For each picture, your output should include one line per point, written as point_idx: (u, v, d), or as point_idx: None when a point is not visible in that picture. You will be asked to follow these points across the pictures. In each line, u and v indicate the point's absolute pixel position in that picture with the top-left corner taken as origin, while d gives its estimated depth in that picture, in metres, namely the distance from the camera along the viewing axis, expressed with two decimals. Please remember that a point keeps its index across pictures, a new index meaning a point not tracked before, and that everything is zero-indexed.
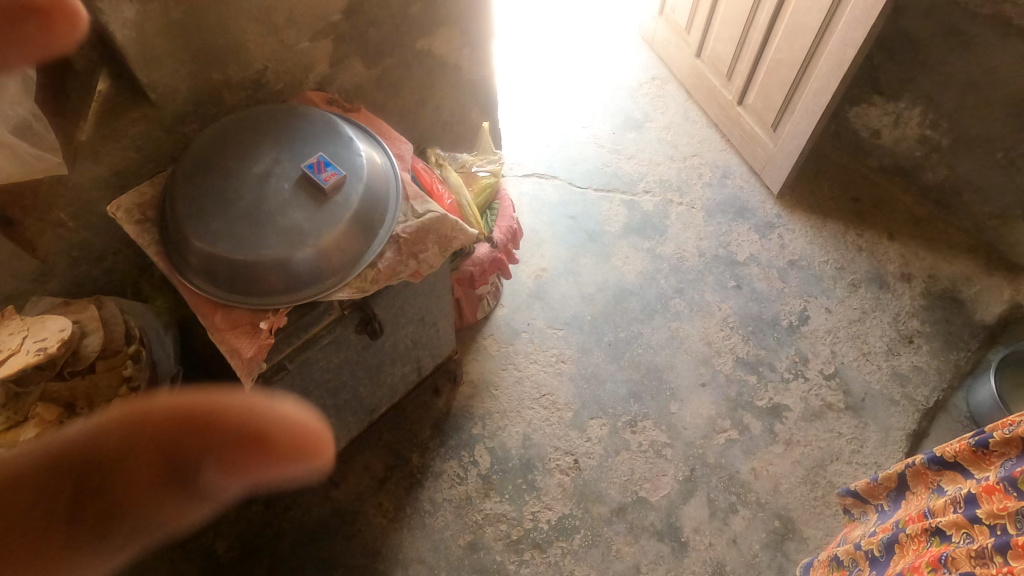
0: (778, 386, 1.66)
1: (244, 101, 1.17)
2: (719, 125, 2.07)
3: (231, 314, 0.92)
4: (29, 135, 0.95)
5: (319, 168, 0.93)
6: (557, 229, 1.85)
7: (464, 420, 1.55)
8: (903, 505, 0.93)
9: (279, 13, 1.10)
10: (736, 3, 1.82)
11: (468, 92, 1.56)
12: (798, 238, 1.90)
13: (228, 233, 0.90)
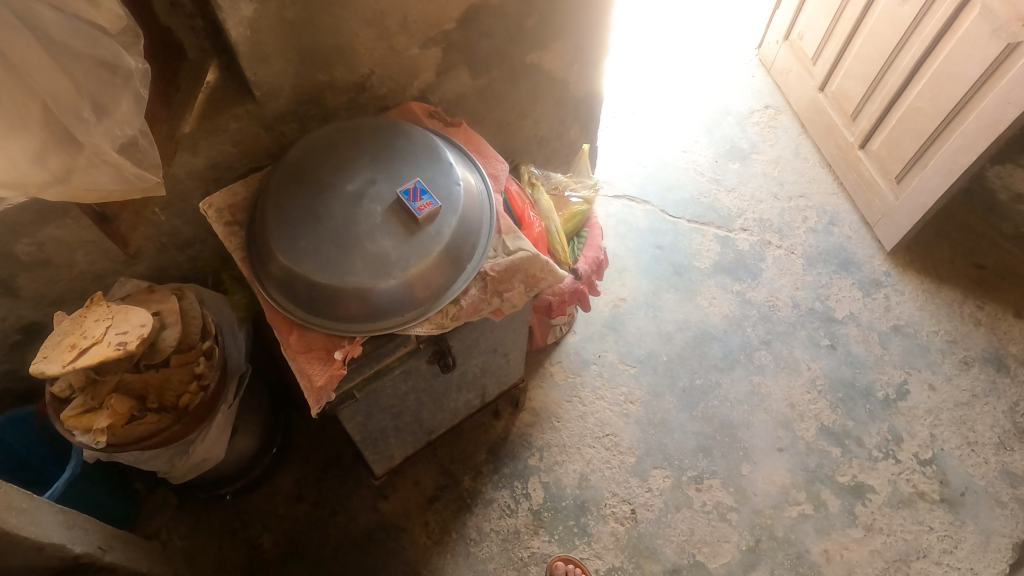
0: (865, 463, 1.52)
1: (344, 104, 1.13)
2: (833, 165, 1.94)
3: (304, 339, 0.88)
4: (132, 153, 0.83)
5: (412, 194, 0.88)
6: (642, 256, 1.75)
7: (521, 448, 1.49)
8: None
9: (393, 18, 1.05)
10: (875, 41, 1.70)
11: (570, 109, 1.48)
12: (906, 302, 1.74)
13: (314, 253, 0.86)
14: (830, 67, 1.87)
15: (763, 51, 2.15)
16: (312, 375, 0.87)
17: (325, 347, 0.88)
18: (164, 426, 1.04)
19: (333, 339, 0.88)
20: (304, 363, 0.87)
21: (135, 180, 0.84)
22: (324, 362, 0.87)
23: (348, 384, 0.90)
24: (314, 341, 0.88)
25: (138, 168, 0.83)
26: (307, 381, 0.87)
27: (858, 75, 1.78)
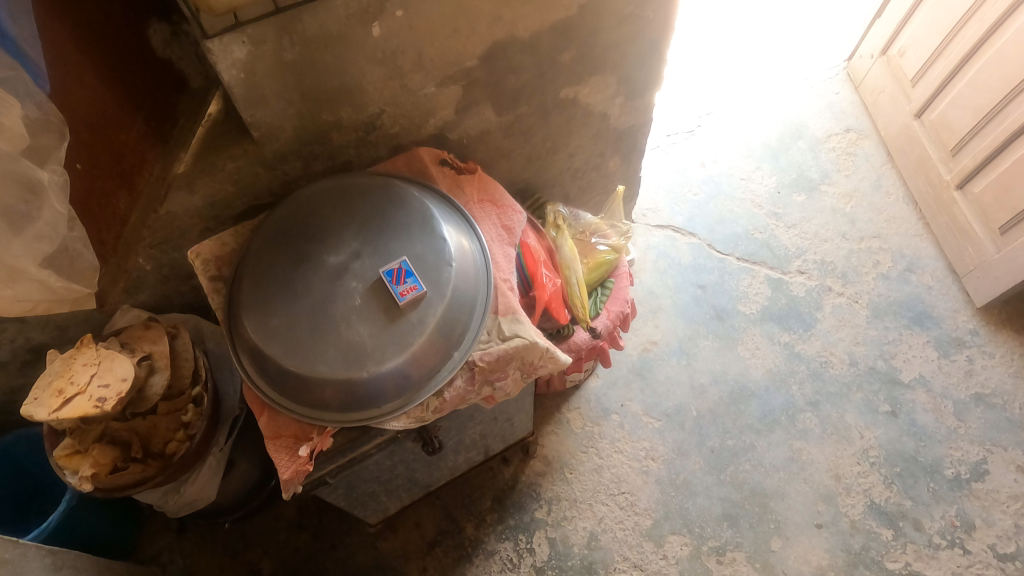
0: (922, 550, 1.36)
1: (352, 143, 1.03)
2: (918, 203, 1.75)
3: (274, 426, 0.82)
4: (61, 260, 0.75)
5: (394, 275, 0.79)
6: (680, 296, 1.62)
7: (529, 499, 1.41)
8: None
9: (407, 56, 0.93)
10: (1001, 67, 1.46)
11: (610, 141, 1.36)
12: (997, 366, 1.53)
13: (285, 335, 0.79)
14: (932, 92, 1.66)
15: (854, 65, 1.96)
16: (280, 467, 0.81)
17: (295, 437, 0.81)
18: (148, 476, 1.01)
19: (303, 428, 0.81)
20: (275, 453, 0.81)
21: (65, 292, 0.78)
22: (293, 453, 0.81)
23: (319, 472, 0.84)
24: (284, 429, 0.82)
25: (67, 280, 0.77)
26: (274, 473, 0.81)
27: (967, 104, 1.56)
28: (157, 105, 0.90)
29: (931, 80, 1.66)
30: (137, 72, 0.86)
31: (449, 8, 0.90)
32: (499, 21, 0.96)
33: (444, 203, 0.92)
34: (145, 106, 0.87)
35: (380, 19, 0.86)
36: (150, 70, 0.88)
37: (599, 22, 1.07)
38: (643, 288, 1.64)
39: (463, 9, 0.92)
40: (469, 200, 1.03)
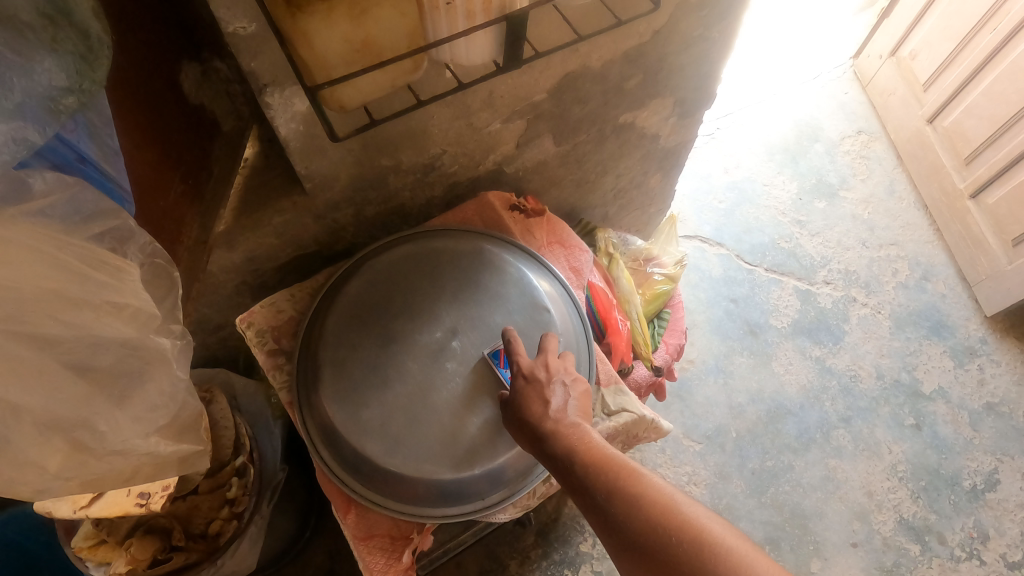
0: (946, 564, 1.39)
1: (409, 186, 0.91)
2: (930, 209, 1.71)
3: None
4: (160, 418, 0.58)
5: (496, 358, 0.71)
6: (713, 312, 1.58)
7: (572, 532, 1.37)
8: None
9: (477, 96, 0.82)
10: (1015, 77, 1.40)
11: (656, 160, 1.28)
12: (1003, 375, 1.56)
13: (381, 431, 0.69)
14: (947, 99, 1.60)
15: (861, 66, 1.89)
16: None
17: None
18: (194, 562, 0.89)
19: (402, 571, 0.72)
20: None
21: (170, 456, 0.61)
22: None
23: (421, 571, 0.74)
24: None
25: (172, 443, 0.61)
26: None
27: (981, 115, 1.51)
28: (193, 152, 0.67)
29: (945, 86, 1.61)
30: (174, 116, 0.64)
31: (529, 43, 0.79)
32: (574, 53, 0.85)
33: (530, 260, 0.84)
34: (184, 160, 0.65)
35: None
36: (185, 116, 0.66)
37: (670, 47, 0.96)
38: None
39: None
40: (541, 245, 0.95)
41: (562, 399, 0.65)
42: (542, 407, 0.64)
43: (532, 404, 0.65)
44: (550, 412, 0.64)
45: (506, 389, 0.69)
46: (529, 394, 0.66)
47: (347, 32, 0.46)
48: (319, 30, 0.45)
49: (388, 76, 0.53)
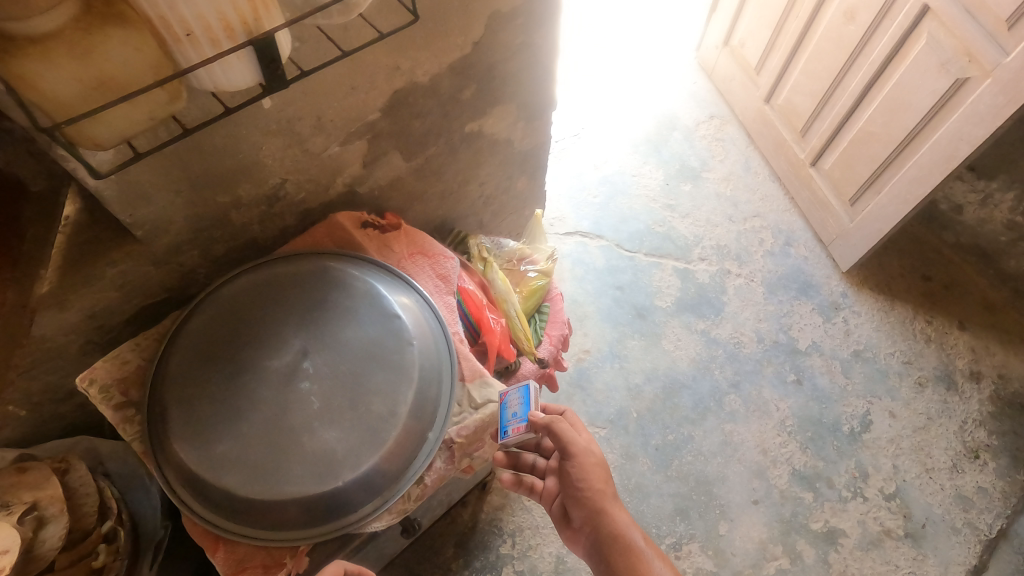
0: (836, 506, 1.52)
1: (256, 218, 0.91)
2: (783, 180, 1.86)
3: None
4: None
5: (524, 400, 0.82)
6: (601, 301, 1.65)
7: (491, 536, 1.39)
8: None
9: (305, 122, 0.84)
10: (824, 57, 1.60)
11: (516, 163, 1.33)
12: (864, 323, 1.74)
13: (240, 462, 0.68)
14: (775, 79, 1.76)
15: (702, 56, 2.03)
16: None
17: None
18: None
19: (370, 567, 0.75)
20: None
21: None
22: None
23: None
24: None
25: None
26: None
27: (806, 91, 1.68)
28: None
29: (772, 68, 1.77)
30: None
31: (345, 66, 0.82)
32: (396, 71, 0.90)
33: (383, 272, 0.85)
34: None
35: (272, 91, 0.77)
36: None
37: (496, 55, 1.02)
38: (566, 299, 1.65)
39: (359, 64, 0.84)
40: (402, 258, 0.96)
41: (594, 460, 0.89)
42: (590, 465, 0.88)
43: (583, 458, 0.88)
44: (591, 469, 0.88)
45: (557, 428, 0.87)
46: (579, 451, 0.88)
47: (72, 72, 0.47)
48: (42, 73, 0.46)
49: (143, 106, 0.54)
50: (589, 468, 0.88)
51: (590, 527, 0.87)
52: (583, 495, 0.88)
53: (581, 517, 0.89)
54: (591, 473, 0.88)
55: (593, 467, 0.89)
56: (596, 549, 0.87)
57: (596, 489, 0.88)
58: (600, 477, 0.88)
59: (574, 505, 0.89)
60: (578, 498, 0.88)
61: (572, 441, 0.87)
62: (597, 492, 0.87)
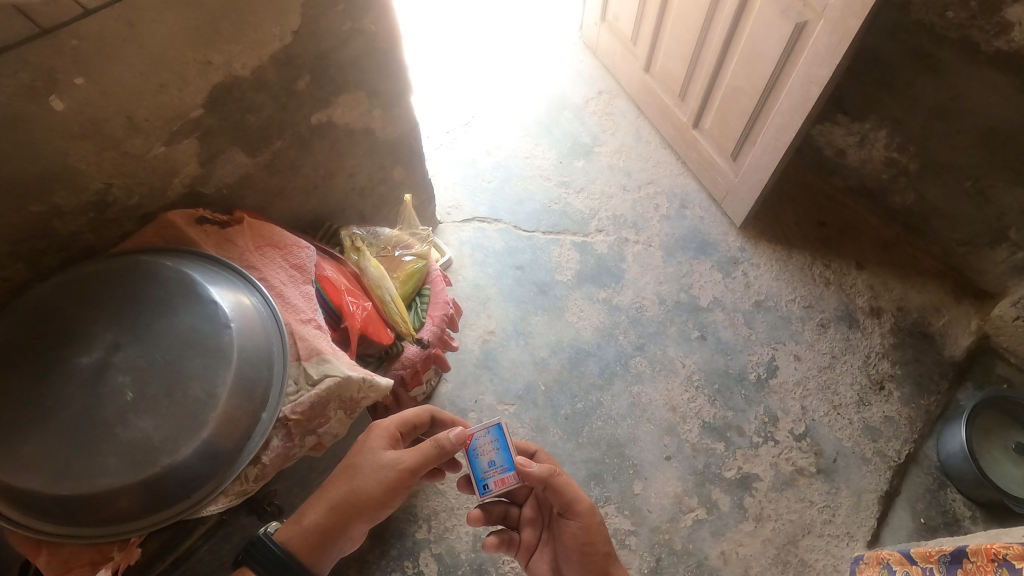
0: (747, 452, 1.50)
1: (86, 228, 0.91)
2: (673, 146, 1.94)
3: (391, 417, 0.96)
4: None
5: (495, 442, 1.00)
6: (503, 282, 1.69)
7: (407, 524, 1.40)
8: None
9: (114, 124, 0.85)
10: (685, 20, 1.67)
11: (387, 152, 1.36)
12: (763, 275, 1.74)
13: (47, 461, 0.68)
14: (649, 48, 1.85)
15: (585, 34, 2.15)
16: (327, 521, 0.83)
17: (412, 470, 0.87)
18: None
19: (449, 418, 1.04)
20: (332, 483, 0.87)
21: None
22: (379, 504, 0.85)
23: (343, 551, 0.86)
24: (394, 424, 0.94)
25: None
26: (326, 513, 0.83)
27: (676, 56, 1.76)
28: None
29: (644, 37, 1.86)
30: None
31: (145, 63, 0.83)
32: (209, 65, 0.90)
33: (217, 267, 0.88)
34: None
35: (58, 91, 0.77)
36: None
37: (324, 43, 1.04)
38: (468, 283, 1.69)
39: (161, 61, 0.85)
40: (246, 251, 0.96)
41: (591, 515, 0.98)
42: (589, 520, 0.96)
43: (582, 514, 0.96)
44: (589, 525, 0.96)
45: (561, 488, 0.96)
46: (581, 509, 0.96)
47: None
48: None
49: None
50: (595, 528, 0.96)
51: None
52: (591, 557, 0.96)
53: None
54: (596, 533, 0.96)
55: (592, 520, 0.97)
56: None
57: (600, 552, 0.96)
58: (603, 536, 0.97)
59: (576, 564, 0.97)
60: (584, 560, 0.96)
61: (578, 502, 0.96)
62: (603, 555, 0.96)
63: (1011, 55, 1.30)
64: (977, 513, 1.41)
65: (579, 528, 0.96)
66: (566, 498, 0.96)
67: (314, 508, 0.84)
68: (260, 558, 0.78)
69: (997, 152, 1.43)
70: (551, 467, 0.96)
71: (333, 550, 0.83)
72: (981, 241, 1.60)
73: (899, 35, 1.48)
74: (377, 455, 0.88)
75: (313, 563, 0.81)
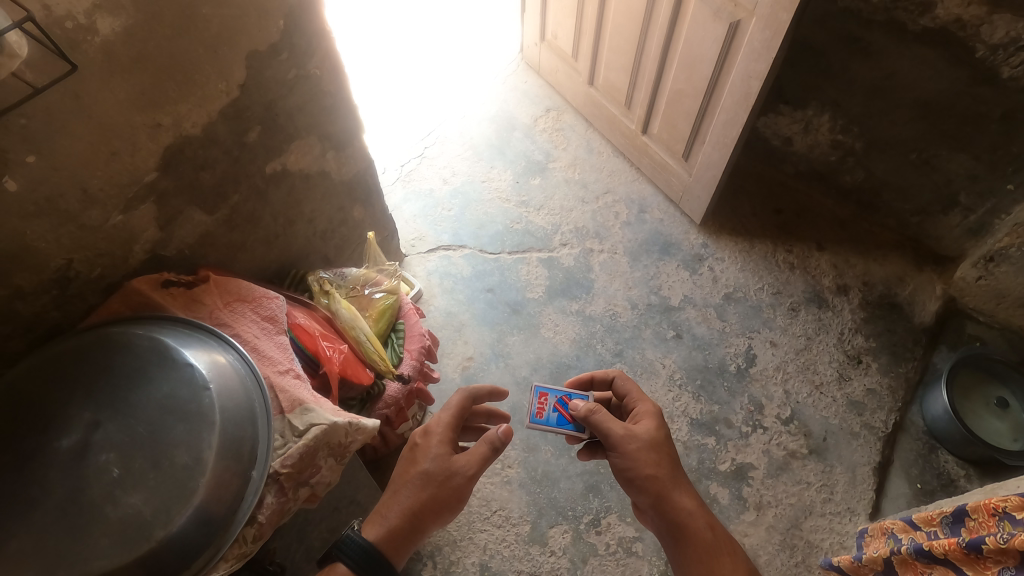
0: (738, 443, 1.52)
1: (50, 306, 0.88)
2: (626, 154, 1.98)
3: (444, 411, 0.96)
4: None
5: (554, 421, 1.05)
6: (475, 305, 1.70)
7: (412, 564, 1.36)
8: (960, 536, 0.80)
9: (69, 197, 0.83)
10: (623, 31, 1.71)
11: (344, 193, 1.36)
12: (729, 267, 1.78)
13: (37, 554, 0.65)
14: (591, 62, 1.90)
15: (526, 55, 2.19)
16: (404, 523, 0.85)
17: (477, 472, 0.90)
18: None
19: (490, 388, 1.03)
20: (402, 489, 0.88)
21: None
22: (450, 505, 0.89)
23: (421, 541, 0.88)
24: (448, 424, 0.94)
25: None
26: (404, 517, 0.85)
27: (617, 67, 1.81)
28: None
29: (585, 51, 1.90)
30: None
31: (94, 132, 0.82)
32: (159, 127, 0.89)
33: (188, 329, 0.86)
34: None
35: (10, 171, 0.75)
36: None
37: (270, 92, 1.04)
38: (440, 312, 1.69)
39: (109, 128, 0.83)
40: (215, 309, 0.95)
41: (629, 433, 0.94)
42: (624, 443, 0.93)
43: (617, 441, 0.93)
44: (627, 454, 0.92)
45: (596, 418, 0.96)
46: (616, 440, 0.94)
47: None
48: None
49: None
50: (635, 453, 0.92)
51: (649, 508, 0.91)
52: (636, 481, 0.91)
53: (640, 501, 0.92)
54: (636, 459, 0.92)
55: (636, 443, 0.93)
56: (658, 525, 0.91)
57: (647, 476, 0.91)
58: (649, 459, 0.92)
59: (629, 487, 0.93)
60: (632, 484, 0.92)
61: (616, 434, 0.94)
62: (650, 477, 0.91)
63: (937, 32, 1.37)
64: (971, 471, 1.46)
65: (618, 457, 0.93)
66: (602, 432, 0.95)
67: (389, 510, 0.86)
68: (351, 555, 0.80)
69: (937, 123, 1.50)
70: (593, 405, 0.97)
71: (410, 548, 0.87)
72: (933, 209, 1.66)
73: (828, 23, 1.54)
74: (442, 460, 0.90)
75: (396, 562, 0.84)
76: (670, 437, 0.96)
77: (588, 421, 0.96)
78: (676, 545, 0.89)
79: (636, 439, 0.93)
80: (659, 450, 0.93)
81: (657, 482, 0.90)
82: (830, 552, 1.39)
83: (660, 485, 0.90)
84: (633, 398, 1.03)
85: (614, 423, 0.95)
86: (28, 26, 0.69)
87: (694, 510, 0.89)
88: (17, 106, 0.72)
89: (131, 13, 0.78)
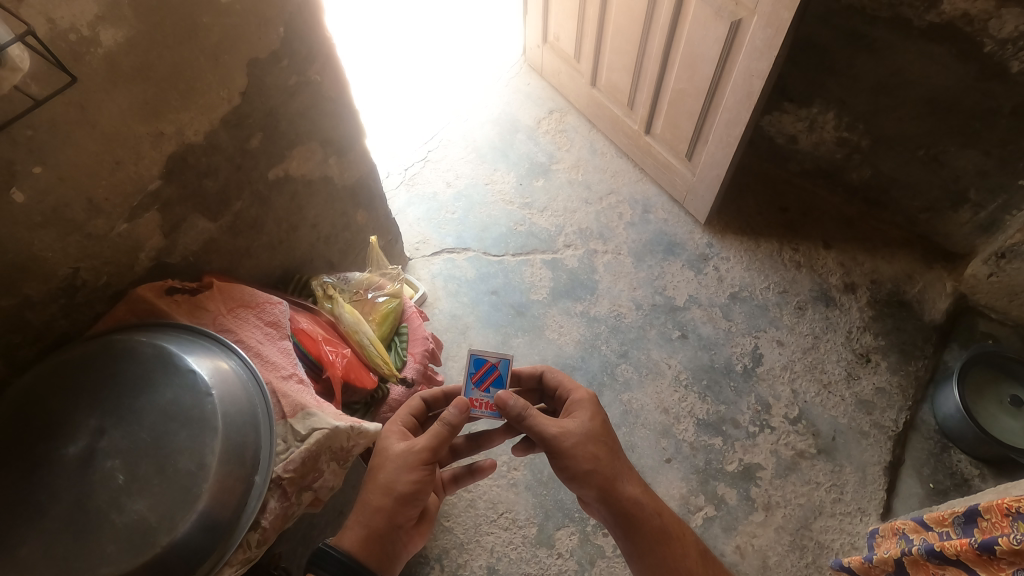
0: (746, 443, 1.51)
1: (57, 314, 0.89)
2: (629, 154, 1.98)
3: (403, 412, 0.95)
4: None
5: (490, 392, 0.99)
6: (480, 308, 1.70)
7: (419, 567, 1.37)
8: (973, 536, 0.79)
9: (75, 207, 0.84)
10: (625, 32, 1.71)
11: (347, 198, 1.36)
12: (734, 267, 1.77)
13: (45, 561, 0.66)
14: (593, 63, 1.90)
15: (529, 57, 2.20)
16: (368, 520, 0.81)
17: (428, 448, 0.85)
18: None
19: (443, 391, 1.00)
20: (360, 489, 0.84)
21: None
22: (413, 492, 0.83)
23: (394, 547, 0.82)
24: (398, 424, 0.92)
25: None
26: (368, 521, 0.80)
27: (619, 68, 1.81)
28: None
29: (587, 53, 1.90)
30: None
31: (98, 142, 0.83)
32: (162, 136, 0.90)
33: (192, 336, 0.87)
34: None
35: (17, 183, 0.76)
36: None
37: (273, 99, 1.05)
38: (445, 315, 1.69)
39: (113, 139, 0.84)
40: (218, 315, 0.96)
41: (563, 428, 0.90)
42: (558, 439, 0.89)
43: (551, 437, 0.90)
44: (563, 450, 0.89)
45: (524, 415, 0.91)
46: (550, 439, 0.90)
47: None
48: None
49: None
50: (573, 448, 0.89)
51: (595, 502, 0.89)
52: (578, 476, 0.89)
53: (583, 495, 0.90)
54: (575, 455, 0.89)
55: (569, 439, 0.89)
56: (606, 517, 0.89)
57: (590, 469, 0.88)
58: (588, 453, 0.89)
59: (568, 480, 0.91)
60: (573, 479, 0.89)
61: (550, 431, 0.90)
62: (590, 471, 0.88)
63: (943, 26, 1.36)
64: (984, 470, 1.44)
65: (556, 455, 0.90)
66: (535, 428, 0.91)
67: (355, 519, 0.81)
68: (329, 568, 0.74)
69: (943, 118, 1.49)
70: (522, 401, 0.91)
71: (391, 546, 0.81)
72: (942, 205, 1.65)
73: (831, 20, 1.53)
74: (394, 449, 0.86)
75: (372, 561, 0.78)
76: (607, 423, 0.94)
77: (522, 422, 0.91)
78: (628, 536, 0.88)
79: (571, 434, 0.90)
80: (597, 440, 0.91)
81: (600, 477, 0.88)
82: (840, 552, 1.38)
83: (603, 481, 0.88)
84: (566, 389, 1.00)
85: (547, 420, 0.91)
86: (31, 39, 0.70)
87: (639, 498, 0.88)
88: (21, 118, 0.73)
89: (134, 24, 0.79)
